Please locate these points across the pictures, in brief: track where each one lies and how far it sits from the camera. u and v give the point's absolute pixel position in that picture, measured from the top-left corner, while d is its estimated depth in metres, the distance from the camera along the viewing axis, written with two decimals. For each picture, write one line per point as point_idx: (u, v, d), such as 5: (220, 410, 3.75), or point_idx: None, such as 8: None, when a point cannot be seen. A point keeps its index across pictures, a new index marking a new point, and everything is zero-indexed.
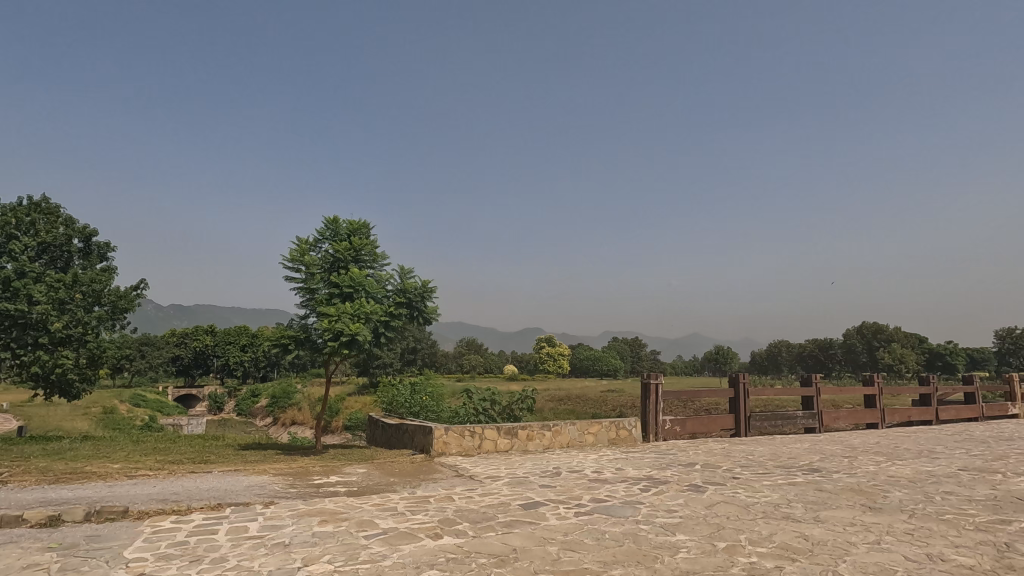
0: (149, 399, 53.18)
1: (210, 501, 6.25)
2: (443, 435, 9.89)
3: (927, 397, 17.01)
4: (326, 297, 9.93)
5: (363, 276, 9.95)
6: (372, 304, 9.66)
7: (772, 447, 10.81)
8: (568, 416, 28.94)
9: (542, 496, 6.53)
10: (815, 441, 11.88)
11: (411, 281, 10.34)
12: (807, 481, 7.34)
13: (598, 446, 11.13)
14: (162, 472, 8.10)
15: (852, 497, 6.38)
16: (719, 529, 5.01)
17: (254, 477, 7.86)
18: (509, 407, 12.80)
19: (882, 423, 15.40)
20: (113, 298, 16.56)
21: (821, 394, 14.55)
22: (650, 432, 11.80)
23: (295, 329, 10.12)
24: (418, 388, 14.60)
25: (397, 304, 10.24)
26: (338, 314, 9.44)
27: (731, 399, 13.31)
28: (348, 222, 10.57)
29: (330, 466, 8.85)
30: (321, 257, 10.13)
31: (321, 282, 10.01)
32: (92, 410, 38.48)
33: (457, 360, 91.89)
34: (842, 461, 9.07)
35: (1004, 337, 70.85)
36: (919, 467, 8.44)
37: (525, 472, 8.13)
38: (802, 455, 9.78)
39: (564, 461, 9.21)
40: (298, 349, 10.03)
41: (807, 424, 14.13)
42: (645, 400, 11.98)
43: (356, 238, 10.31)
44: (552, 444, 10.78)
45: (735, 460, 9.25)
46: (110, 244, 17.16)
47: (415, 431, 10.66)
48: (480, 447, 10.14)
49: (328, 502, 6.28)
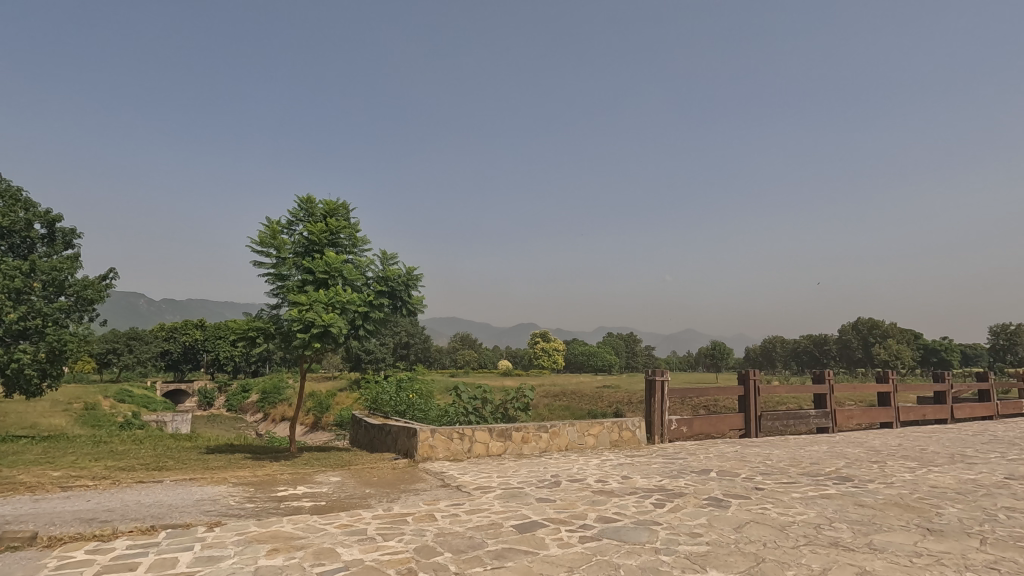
0: (135, 394, 51.88)
1: (145, 521, 5.24)
2: (428, 438, 8.93)
3: (942, 395, 16.18)
4: (299, 285, 8.92)
5: (340, 261, 8.94)
6: (349, 292, 8.63)
7: (789, 451, 9.90)
8: (565, 414, 28.09)
9: (539, 513, 5.58)
10: (833, 444, 11.02)
11: (394, 268, 9.33)
12: (842, 494, 6.40)
13: (599, 448, 10.22)
14: (104, 482, 7.08)
15: (903, 516, 5.44)
16: (757, 564, 4.07)
17: (209, 488, 6.88)
18: (503, 407, 11.84)
19: (896, 423, 14.56)
20: (79, 289, 15.56)
21: (834, 392, 13.67)
22: (656, 434, 10.88)
23: (266, 320, 9.12)
24: (404, 386, 13.60)
25: (378, 292, 9.22)
26: (310, 303, 8.38)
27: (740, 398, 12.43)
28: (325, 201, 9.57)
29: (300, 474, 7.85)
30: (294, 239, 9.11)
31: (294, 267, 8.99)
32: (73, 406, 37.31)
33: (451, 355, 91.16)
34: (871, 468, 8.16)
35: (999, 333, 70.47)
36: (960, 476, 7.54)
37: (520, 481, 7.17)
38: (825, 460, 8.88)
39: (563, 467, 8.26)
40: (267, 343, 9.00)
41: (819, 424, 13.27)
42: (650, 398, 11.05)
43: (333, 220, 9.30)
44: (549, 447, 9.84)
45: (753, 466, 8.33)
46: (76, 229, 16.04)
47: (399, 433, 9.70)
48: (470, 451, 9.17)
49: (286, 523, 5.29)
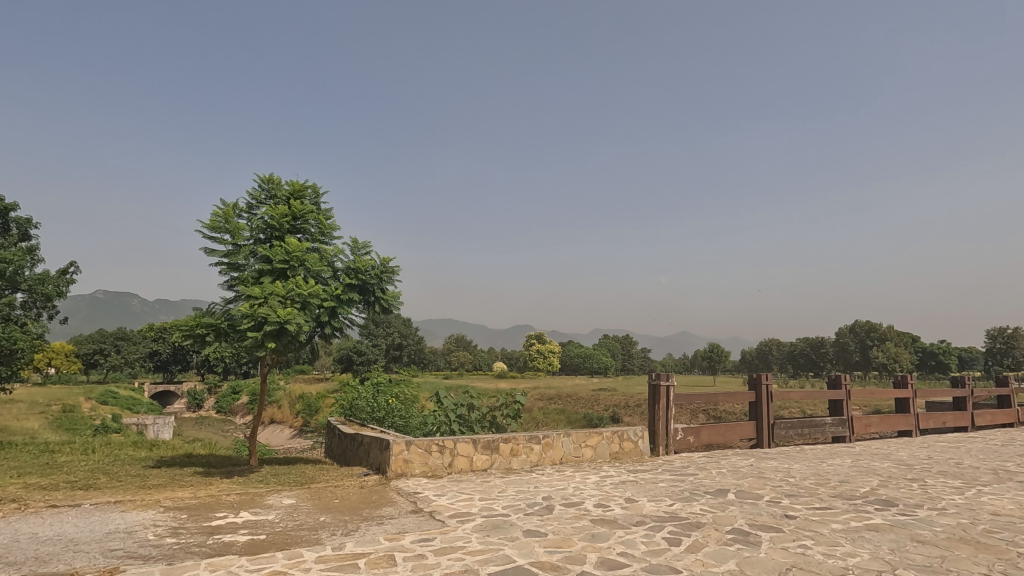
0: (121, 396, 50.40)
1: (19, 569, 4.06)
2: (403, 452, 7.81)
3: (962, 401, 15.12)
4: (256, 275, 7.71)
5: (303, 249, 7.73)
6: (312, 285, 7.44)
7: (810, 465, 8.83)
8: (561, 417, 27.07)
9: (526, 555, 4.46)
10: (858, 456, 9.98)
11: (366, 258, 8.18)
12: (892, 526, 5.33)
13: (597, 461, 9.14)
14: (7, 507, 5.88)
15: (979, 559, 4.37)
16: None
17: (132, 516, 5.72)
18: (490, 414, 10.75)
19: (916, 431, 13.53)
20: (33, 284, 14.45)
21: (851, 398, 12.62)
22: (660, 445, 9.81)
23: (217, 316, 7.94)
24: (383, 390, 12.41)
25: (348, 286, 8.05)
26: (264, 297, 7.15)
27: (751, 404, 11.36)
28: (289, 181, 8.35)
29: (249, 495, 6.73)
30: (252, 223, 7.90)
31: (250, 256, 7.79)
32: (51, 408, 35.87)
33: (446, 357, 90.06)
34: (912, 488, 7.07)
35: (996, 337, 69.67)
36: (1019, 499, 6.48)
37: (505, 506, 6.04)
38: (856, 477, 7.81)
39: (557, 486, 7.14)
40: (218, 342, 7.82)
41: (836, 433, 12.22)
42: (654, 405, 9.96)
43: (297, 202, 8.10)
44: (542, 460, 8.75)
45: (775, 485, 7.24)
46: (32, 220, 14.91)
47: (371, 445, 8.59)
48: (452, 466, 8.05)
49: (201, 570, 4.13)
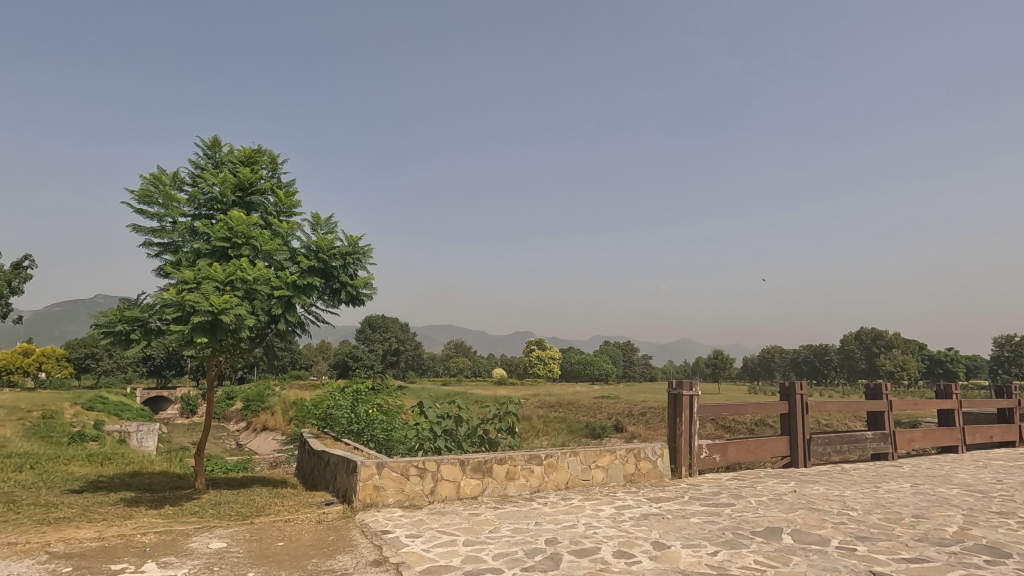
0: (109, 400, 48.72)
1: None
2: (374, 477, 6.35)
3: (1008, 413, 13.63)
4: (192, 258, 6.26)
5: (250, 223, 6.28)
6: (258, 269, 6.00)
7: (867, 492, 7.35)
8: (564, 427, 25.57)
9: None
10: (916, 479, 8.49)
11: (329, 237, 6.76)
12: None
13: (608, 484, 7.69)
14: None
15: None
16: None
17: None
18: (481, 428, 9.24)
19: (961, 445, 12.06)
20: None
21: (893, 409, 11.16)
22: (683, 467, 8.33)
23: (147, 310, 6.51)
24: (363, 398, 10.93)
25: (306, 270, 6.60)
26: (196, 281, 5.69)
27: (784, 417, 9.89)
28: (240, 147, 6.95)
29: (170, 535, 5.26)
30: (190, 195, 6.45)
31: (186, 234, 6.35)
32: (31, 414, 34.17)
33: (445, 363, 88.80)
34: (1014, 528, 5.57)
35: (1003, 345, 67.92)
36: None
37: (496, 556, 4.57)
38: (933, 511, 6.31)
39: (564, 523, 5.66)
40: (146, 340, 6.39)
41: (878, 450, 10.76)
42: (674, 418, 8.50)
43: (244, 168, 6.64)
44: (544, 485, 7.31)
45: (839, 522, 5.75)
46: None
47: (338, 467, 7.14)
48: (434, 494, 6.60)
49: None
